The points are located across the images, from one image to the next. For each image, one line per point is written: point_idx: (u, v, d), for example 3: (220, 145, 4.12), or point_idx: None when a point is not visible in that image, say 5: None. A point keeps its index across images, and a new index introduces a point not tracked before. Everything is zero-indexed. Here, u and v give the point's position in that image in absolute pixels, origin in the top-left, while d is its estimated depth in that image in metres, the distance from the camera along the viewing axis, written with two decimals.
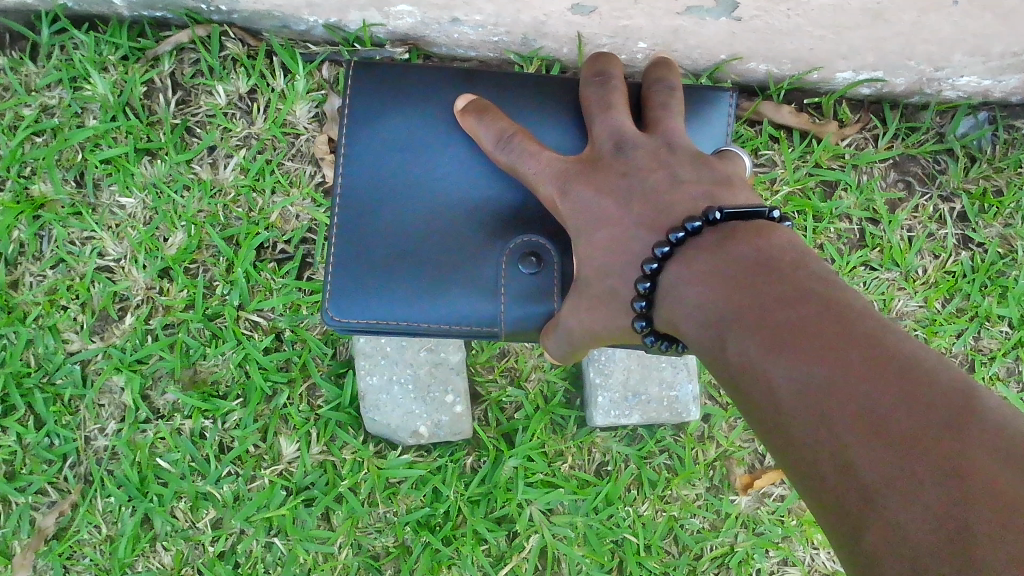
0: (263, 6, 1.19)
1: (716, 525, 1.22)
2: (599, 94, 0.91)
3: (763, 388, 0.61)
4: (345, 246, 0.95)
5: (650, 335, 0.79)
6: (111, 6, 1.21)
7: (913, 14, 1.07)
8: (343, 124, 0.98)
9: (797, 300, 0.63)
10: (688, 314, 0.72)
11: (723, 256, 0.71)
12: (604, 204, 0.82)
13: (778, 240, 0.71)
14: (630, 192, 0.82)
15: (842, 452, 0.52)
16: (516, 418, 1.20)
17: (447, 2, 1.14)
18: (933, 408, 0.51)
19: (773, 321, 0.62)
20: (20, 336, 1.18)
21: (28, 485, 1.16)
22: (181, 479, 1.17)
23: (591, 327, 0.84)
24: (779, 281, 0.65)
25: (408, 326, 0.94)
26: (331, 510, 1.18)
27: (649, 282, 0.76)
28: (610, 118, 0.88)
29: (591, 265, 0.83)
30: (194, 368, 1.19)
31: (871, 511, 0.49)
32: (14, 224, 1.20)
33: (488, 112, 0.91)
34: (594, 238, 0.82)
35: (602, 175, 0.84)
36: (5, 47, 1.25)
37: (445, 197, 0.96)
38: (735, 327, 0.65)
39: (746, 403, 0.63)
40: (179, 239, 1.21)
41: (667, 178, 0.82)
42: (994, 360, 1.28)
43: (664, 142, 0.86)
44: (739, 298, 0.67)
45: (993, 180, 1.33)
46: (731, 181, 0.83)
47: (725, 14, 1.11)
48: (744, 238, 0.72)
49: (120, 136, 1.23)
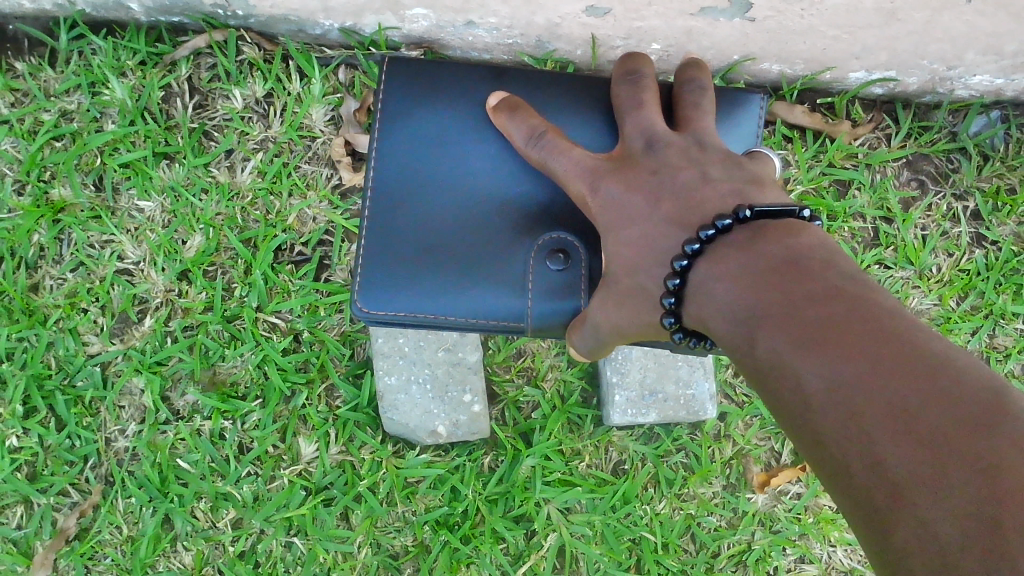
0: (279, 10, 1.20)
1: (733, 524, 1.23)
2: (630, 93, 0.92)
3: (792, 386, 0.61)
4: (374, 238, 0.96)
5: (678, 331, 0.80)
6: (129, 11, 1.23)
7: (927, 13, 1.08)
8: (377, 118, 0.99)
9: (826, 300, 0.63)
10: (717, 312, 0.73)
11: (752, 255, 0.72)
12: (634, 202, 0.83)
13: (807, 239, 0.72)
14: (660, 187, 0.83)
15: (872, 448, 0.53)
16: (533, 418, 1.21)
17: (463, 5, 1.15)
18: (964, 405, 0.51)
19: (803, 319, 0.63)
20: (40, 339, 1.19)
21: (50, 486, 1.17)
22: (201, 480, 1.18)
23: (619, 324, 0.85)
24: (807, 281, 0.66)
25: (435, 319, 0.95)
26: (349, 510, 1.19)
27: (679, 278, 0.77)
28: (640, 117, 0.89)
29: (619, 262, 0.84)
30: (213, 370, 1.21)
31: (900, 508, 0.49)
32: (35, 227, 1.21)
33: (520, 109, 0.92)
34: (623, 235, 0.84)
35: (632, 172, 0.85)
36: (23, 53, 1.26)
37: (477, 192, 0.97)
38: (765, 326, 0.66)
39: (774, 401, 0.64)
40: (197, 242, 1.22)
41: (697, 177, 0.82)
42: (1009, 357, 1.29)
43: (695, 141, 0.87)
44: (768, 297, 0.67)
45: (1006, 179, 1.33)
46: (758, 180, 0.84)
47: (739, 15, 1.12)
48: (775, 236, 0.73)
49: (138, 141, 1.24)
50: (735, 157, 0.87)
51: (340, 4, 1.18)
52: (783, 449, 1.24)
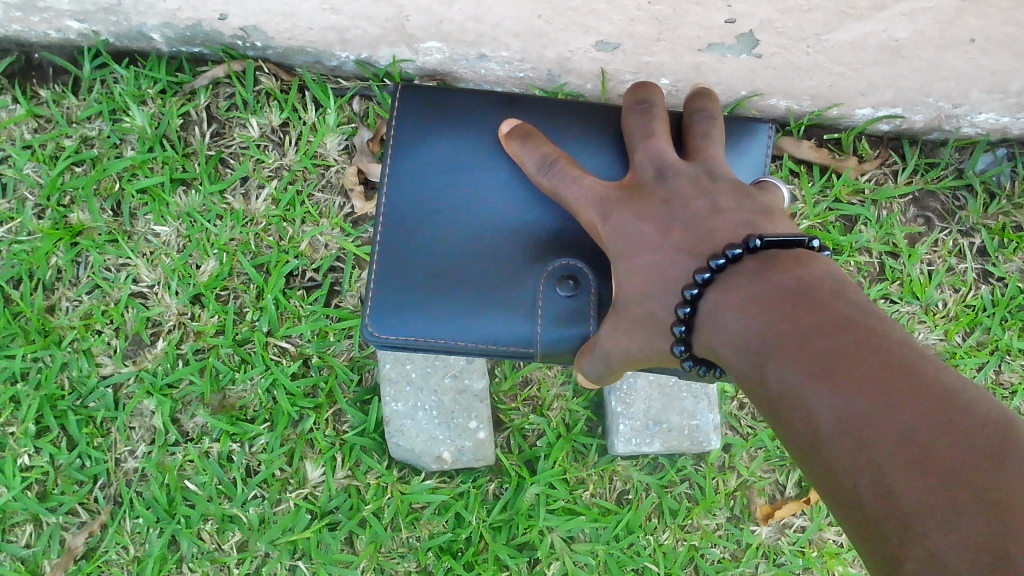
0: (297, 42, 1.23)
1: (736, 556, 1.23)
2: (641, 123, 0.93)
3: (802, 416, 0.62)
4: (386, 264, 0.98)
5: (688, 359, 0.81)
6: (151, 41, 1.26)
7: (931, 51, 1.10)
8: (390, 146, 1.01)
9: (836, 330, 0.64)
10: (728, 341, 0.74)
11: (763, 285, 0.73)
12: (644, 231, 0.85)
13: (816, 270, 0.73)
14: (671, 217, 0.84)
15: (881, 477, 0.54)
16: (538, 446, 1.22)
17: (475, 38, 1.18)
18: (972, 437, 0.52)
19: (813, 348, 0.64)
20: (55, 359, 1.21)
21: (60, 505, 1.18)
22: (208, 501, 1.19)
23: (628, 350, 0.86)
24: (818, 311, 0.67)
25: (445, 344, 0.96)
26: (354, 534, 1.19)
27: (690, 306, 0.78)
28: (651, 146, 0.91)
29: (631, 290, 0.85)
30: (223, 393, 1.22)
31: (911, 540, 0.50)
32: (53, 250, 1.23)
33: (532, 137, 0.94)
34: (634, 264, 0.85)
35: (642, 201, 0.87)
36: (47, 80, 1.29)
37: (487, 219, 0.99)
38: (775, 355, 0.67)
39: (785, 429, 0.65)
40: (211, 266, 1.24)
41: (708, 207, 0.84)
42: (1015, 394, 1.29)
43: (704, 171, 0.89)
44: (779, 326, 0.68)
45: (1013, 216, 1.34)
46: (770, 212, 0.85)
47: (746, 51, 1.14)
48: (785, 266, 0.74)
49: (156, 167, 1.27)
50: (746, 188, 0.88)
51: (356, 37, 1.21)
52: (788, 481, 1.24)
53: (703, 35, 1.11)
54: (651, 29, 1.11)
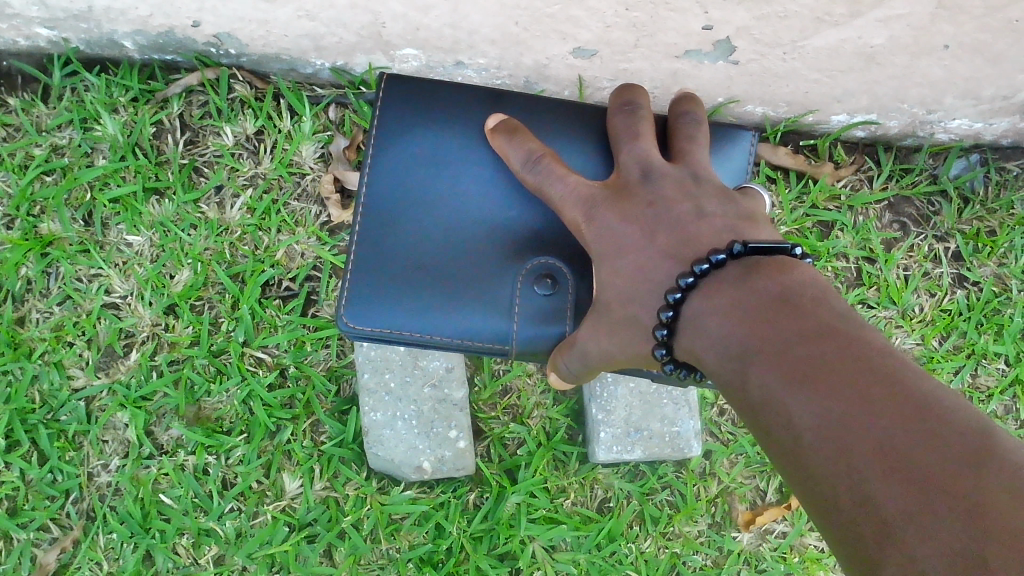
0: (271, 49, 1.23)
1: (718, 563, 1.22)
2: (627, 123, 0.92)
3: (782, 421, 0.61)
4: (364, 254, 0.97)
5: (669, 362, 0.80)
6: (123, 49, 1.24)
7: (905, 58, 1.10)
8: (373, 136, 1.00)
9: (818, 337, 0.64)
10: (709, 345, 0.73)
11: (745, 290, 0.73)
12: (629, 232, 0.83)
13: (796, 277, 0.72)
14: (656, 218, 0.83)
15: (860, 483, 0.53)
16: (519, 454, 1.21)
17: (452, 45, 1.18)
18: (950, 444, 0.52)
19: (794, 355, 0.63)
20: (25, 371, 1.18)
21: (30, 521, 1.15)
22: (183, 515, 1.17)
23: (608, 351, 0.86)
24: (800, 318, 0.67)
25: (421, 337, 0.95)
26: (333, 546, 1.18)
27: (672, 311, 0.77)
28: (638, 147, 0.90)
29: (613, 293, 0.84)
30: (199, 405, 1.20)
31: (888, 545, 0.49)
32: (22, 261, 1.21)
33: (518, 132, 0.93)
34: (618, 265, 0.84)
35: (628, 203, 0.85)
36: (16, 89, 1.27)
37: (468, 215, 0.98)
38: (758, 361, 0.66)
39: (766, 436, 0.64)
40: (185, 276, 1.23)
41: (693, 211, 0.83)
42: (991, 398, 1.29)
43: (690, 174, 0.88)
44: (761, 333, 0.68)
45: (986, 221, 1.35)
46: (752, 219, 0.85)
47: (723, 57, 1.14)
48: (768, 272, 0.74)
49: (128, 176, 1.25)
50: (729, 195, 0.87)
51: (331, 44, 1.20)
52: (768, 487, 1.24)
53: (680, 42, 1.11)
54: (628, 36, 1.11)
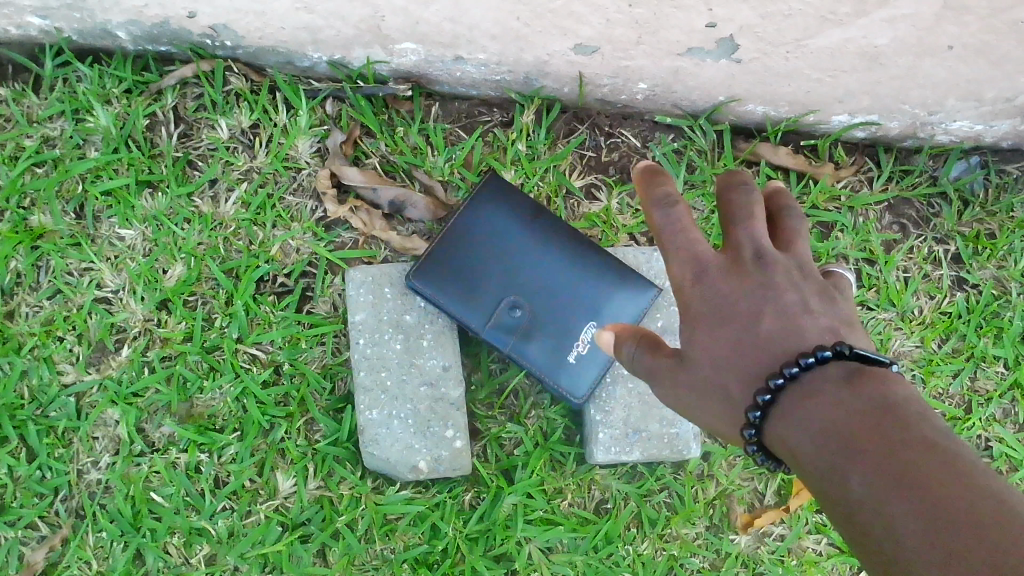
0: (268, 41, 1.21)
1: (716, 565, 1.21)
2: (747, 199, 0.78)
3: (879, 526, 0.53)
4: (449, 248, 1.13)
5: (754, 444, 0.69)
6: (116, 39, 1.23)
7: (909, 58, 1.10)
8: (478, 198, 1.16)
9: (926, 441, 0.54)
10: (794, 432, 0.64)
11: (842, 388, 0.63)
12: (736, 317, 0.74)
13: (901, 391, 0.61)
14: (762, 308, 0.73)
15: None
16: (516, 455, 1.19)
17: (452, 40, 1.16)
18: None
19: (897, 456, 0.54)
20: (14, 366, 1.16)
21: (18, 519, 1.13)
22: (175, 514, 1.15)
23: (684, 403, 0.77)
24: (905, 419, 0.57)
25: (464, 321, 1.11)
26: (327, 547, 1.16)
27: (770, 395, 0.67)
28: (755, 230, 0.77)
29: (705, 361, 0.75)
30: (191, 402, 1.18)
31: None
32: (12, 254, 1.19)
33: (659, 177, 0.81)
34: (713, 339, 0.74)
35: (738, 282, 0.75)
36: (7, 78, 1.25)
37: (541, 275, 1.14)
38: (857, 459, 0.57)
39: (854, 539, 0.55)
40: (178, 271, 1.21)
41: (800, 304, 0.73)
42: (991, 401, 1.28)
43: (798, 262, 0.77)
44: (859, 428, 0.59)
45: (986, 223, 1.34)
46: (853, 324, 0.75)
47: (725, 55, 1.13)
48: (871, 372, 0.64)
49: (121, 168, 1.23)
50: (831, 293, 0.78)
51: (329, 37, 1.18)
52: (767, 489, 1.23)
53: (683, 39, 1.10)
54: (630, 32, 1.10)
